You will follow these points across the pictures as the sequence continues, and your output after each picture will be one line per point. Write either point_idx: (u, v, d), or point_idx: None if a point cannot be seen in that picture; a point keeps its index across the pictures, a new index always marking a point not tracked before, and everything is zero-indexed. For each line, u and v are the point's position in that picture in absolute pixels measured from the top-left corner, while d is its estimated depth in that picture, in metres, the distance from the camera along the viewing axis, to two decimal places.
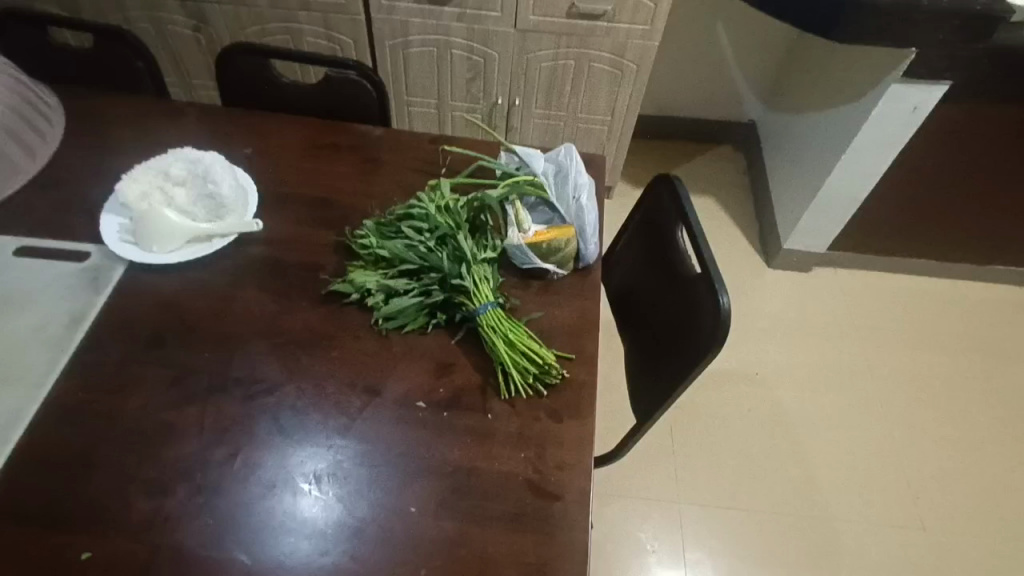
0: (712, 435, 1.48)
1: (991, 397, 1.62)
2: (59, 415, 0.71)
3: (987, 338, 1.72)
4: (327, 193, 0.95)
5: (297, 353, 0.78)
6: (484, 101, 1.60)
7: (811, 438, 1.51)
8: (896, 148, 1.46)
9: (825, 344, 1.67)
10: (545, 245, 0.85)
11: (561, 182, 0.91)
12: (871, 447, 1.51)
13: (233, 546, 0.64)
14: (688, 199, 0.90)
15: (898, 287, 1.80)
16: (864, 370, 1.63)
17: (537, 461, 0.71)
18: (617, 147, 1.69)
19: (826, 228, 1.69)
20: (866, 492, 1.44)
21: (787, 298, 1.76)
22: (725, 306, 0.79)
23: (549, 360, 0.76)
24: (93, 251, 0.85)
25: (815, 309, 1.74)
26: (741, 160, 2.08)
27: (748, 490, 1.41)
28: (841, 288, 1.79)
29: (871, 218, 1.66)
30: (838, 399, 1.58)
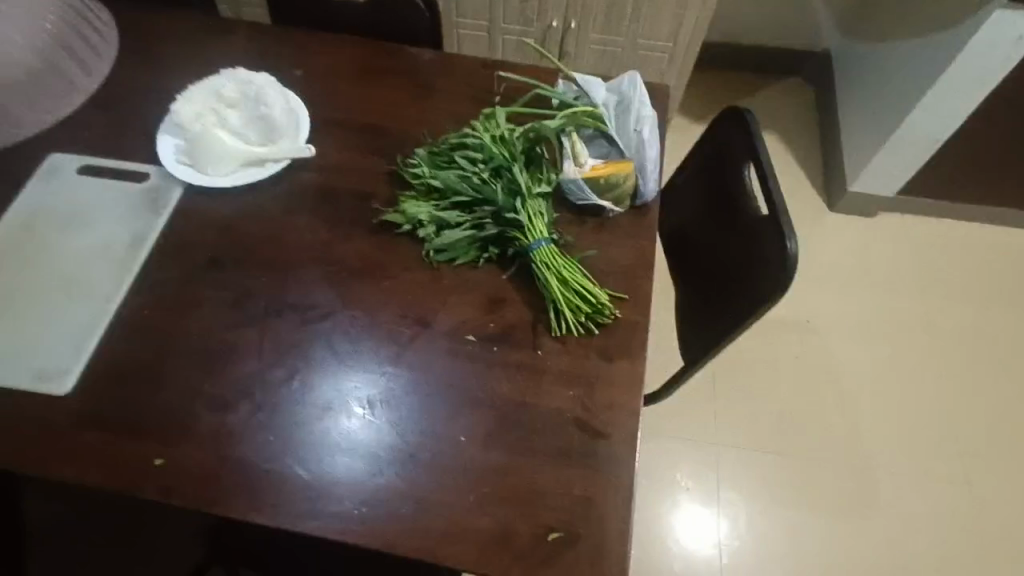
0: (755, 381, 1.46)
1: None
2: (127, 330, 0.75)
3: None
4: (378, 120, 0.93)
5: (350, 282, 0.79)
6: (538, 24, 1.51)
7: (858, 390, 1.47)
8: (992, 83, 1.34)
9: (883, 295, 1.60)
10: (602, 180, 0.81)
11: (622, 114, 0.86)
12: (922, 402, 1.46)
13: (293, 461, 0.67)
14: (759, 135, 0.85)
15: (971, 237, 1.69)
16: (923, 323, 1.56)
17: (586, 399, 0.71)
18: (677, 76, 1.59)
19: (899, 170, 1.58)
20: (911, 445, 1.41)
21: (847, 244, 1.67)
22: (793, 251, 0.76)
23: (602, 299, 0.74)
24: (152, 172, 0.86)
25: (877, 257, 1.65)
26: (810, 95, 1.94)
27: (788, 437, 1.40)
28: (907, 237, 1.69)
29: (950, 162, 1.54)
30: (892, 352, 1.52)
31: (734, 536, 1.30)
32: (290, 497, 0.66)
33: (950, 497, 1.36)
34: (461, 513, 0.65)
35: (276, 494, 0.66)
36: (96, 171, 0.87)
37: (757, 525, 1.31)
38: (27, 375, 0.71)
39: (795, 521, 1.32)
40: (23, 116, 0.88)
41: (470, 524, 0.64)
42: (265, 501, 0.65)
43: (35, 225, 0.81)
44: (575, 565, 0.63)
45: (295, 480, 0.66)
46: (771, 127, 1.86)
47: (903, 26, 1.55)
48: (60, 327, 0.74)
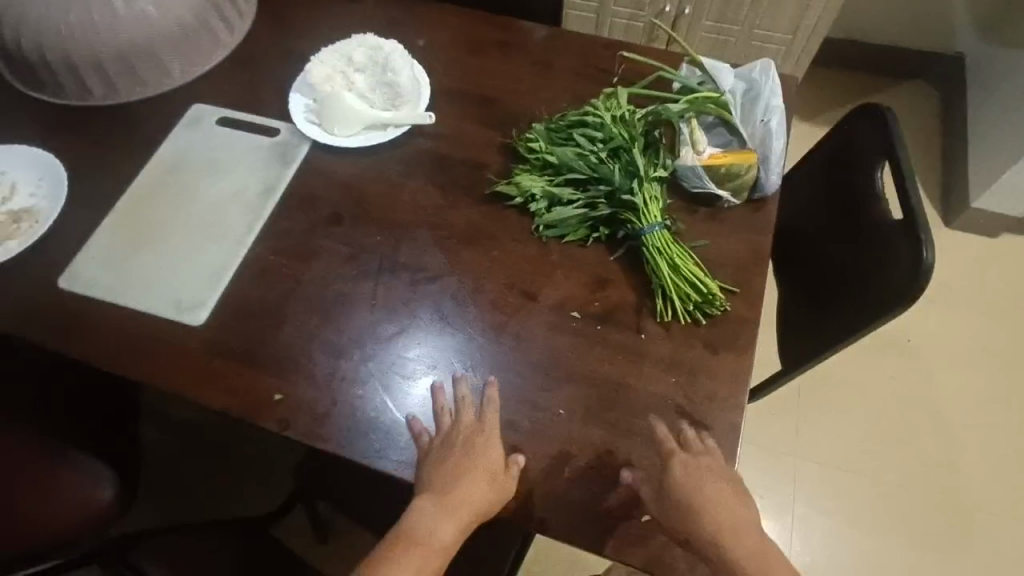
0: (844, 397, 1.39)
1: None
2: (254, 272, 0.80)
3: None
4: (495, 93, 0.94)
5: (460, 248, 0.81)
6: (649, 8, 1.47)
7: (958, 419, 1.37)
8: None
9: (999, 322, 1.47)
10: (723, 169, 0.79)
11: (748, 103, 0.84)
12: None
13: (451, 422, 0.69)
14: (898, 134, 0.79)
15: None
16: None
17: (688, 387, 0.70)
18: (793, 69, 1.51)
19: None
20: (1014, 486, 1.31)
21: (964, 264, 1.55)
22: (929, 262, 0.71)
23: (714, 289, 0.73)
24: (282, 128, 0.91)
25: (996, 280, 1.53)
26: (935, 100, 1.79)
27: (878, 460, 1.33)
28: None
29: None
30: (1005, 385, 1.41)
31: (807, 552, 1.25)
32: (475, 476, 0.65)
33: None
34: (555, 483, 0.66)
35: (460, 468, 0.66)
36: (233, 124, 0.93)
37: (834, 545, 1.26)
38: (169, 306, 0.78)
39: (875, 549, 1.26)
40: (172, 67, 0.93)
41: (566, 496, 0.66)
42: (373, 447, 0.69)
43: (179, 169, 0.88)
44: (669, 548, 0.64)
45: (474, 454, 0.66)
46: None
47: None
48: (198, 266, 0.80)
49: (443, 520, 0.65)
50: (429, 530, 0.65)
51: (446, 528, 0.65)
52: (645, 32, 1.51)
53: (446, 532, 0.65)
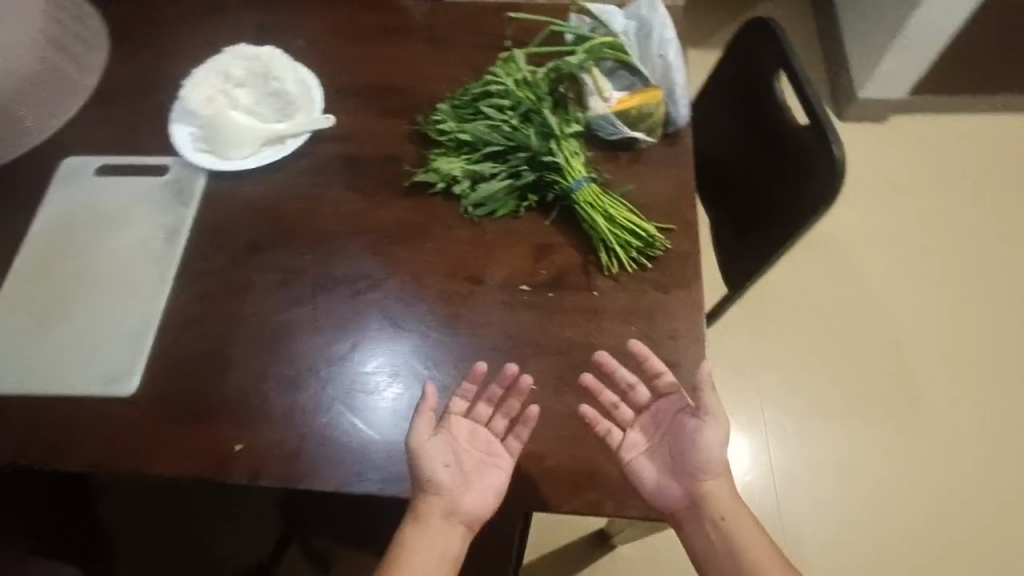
0: (786, 300, 1.47)
1: None
2: (180, 322, 0.74)
3: None
4: (390, 80, 0.90)
5: (394, 247, 0.78)
6: None
7: (888, 296, 1.47)
8: None
9: (903, 199, 1.58)
10: (633, 112, 0.80)
11: (643, 41, 0.84)
12: (957, 303, 1.46)
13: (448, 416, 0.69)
14: (787, 43, 0.82)
15: (984, 129, 1.66)
16: (947, 223, 1.55)
17: (649, 332, 0.71)
18: None
19: (909, 69, 1.55)
20: (947, 343, 1.42)
21: (864, 154, 1.64)
22: (839, 157, 0.74)
23: (652, 231, 0.74)
24: (171, 163, 0.84)
25: (893, 160, 1.63)
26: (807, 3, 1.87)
27: (826, 350, 1.42)
28: (926, 139, 1.65)
29: (959, 51, 1.51)
30: (921, 256, 1.51)
31: (783, 452, 1.33)
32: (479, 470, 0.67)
33: (997, 391, 1.38)
34: (545, 457, 0.66)
35: (455, 462, 0.67)
36: (116, 170, 0.84)
37: (805, 439, 1.34)
38: (95, 382, 0.71)
39: (841, 434, 1.34)
40: (27, 123, 0.85)
41: (557, 465, 0.66)
42: (352, 470, 0.66)
43: (69, 232, 0.80)
44: None
45: (473, 447, 0.69)
46: None
47: None
48: (117, 330, 0.74)
49: (448, 525, 0.66)
50: (434, 544, 0.65)
51: (457, 532, 0.66)
52: None
53: (463, 536, 0.66)
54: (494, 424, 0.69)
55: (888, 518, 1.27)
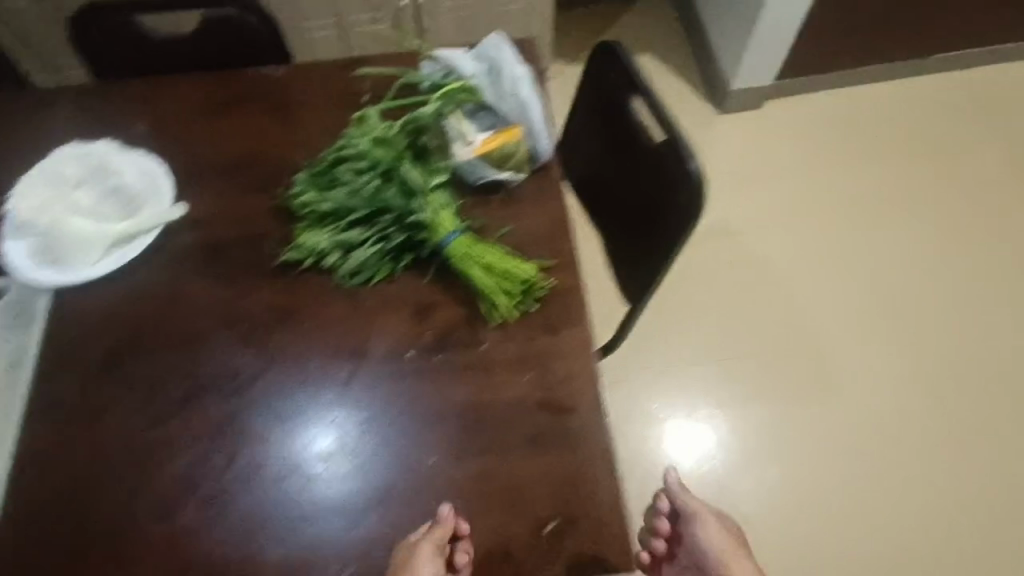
0: (699, 296, 1.50)
1: (950, 188, 1.64)
2: (33, 464, 0.67)
3: (937, 131, 1.72)
4: (246, 153, 0.85)
5: (267, 334, 0.73)
6: (385, 10, 1.49)
7: (793, 274, 1.53)
8: None
9: (790, 179, 1.66)
10: (496, 153, 0.79)
11: (496, 80, 0.83)
12: (856, 269, 1.53)
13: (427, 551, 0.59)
14: (634, 65, 0.83)
15: (850, 102, 1.76)
16: (834, 195, 1.63)
17: (543, 378, 0.69)
18: (540, 22, 1.60)
19: (772, 57, 1.64)
20: (853, 309, 1.49)
21: (750, 142, 1.72)
22: (697, 172, 0.76)
23: (532, 274, 0.72)
24: (6, 285, 0.76)
25: (774, 144, 1.71)
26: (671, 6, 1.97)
27: (744, 338, 1.45)
28: (804, 119, 1.75)
29: (811, 35, 1.61)
30: (817, 231, 1.58)
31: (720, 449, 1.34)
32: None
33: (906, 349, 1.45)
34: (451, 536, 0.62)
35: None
36: None
37: (738, 427, 1.36)
38: None
39: (770, 418, 1.37)
40: None
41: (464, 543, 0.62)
42: None
43: None
44: (580, 548, 0.62)
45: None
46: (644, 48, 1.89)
47: None
48: None
49: None
50: None
51: None
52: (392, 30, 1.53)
53: None
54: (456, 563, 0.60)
55: (830, 489, 1.31)
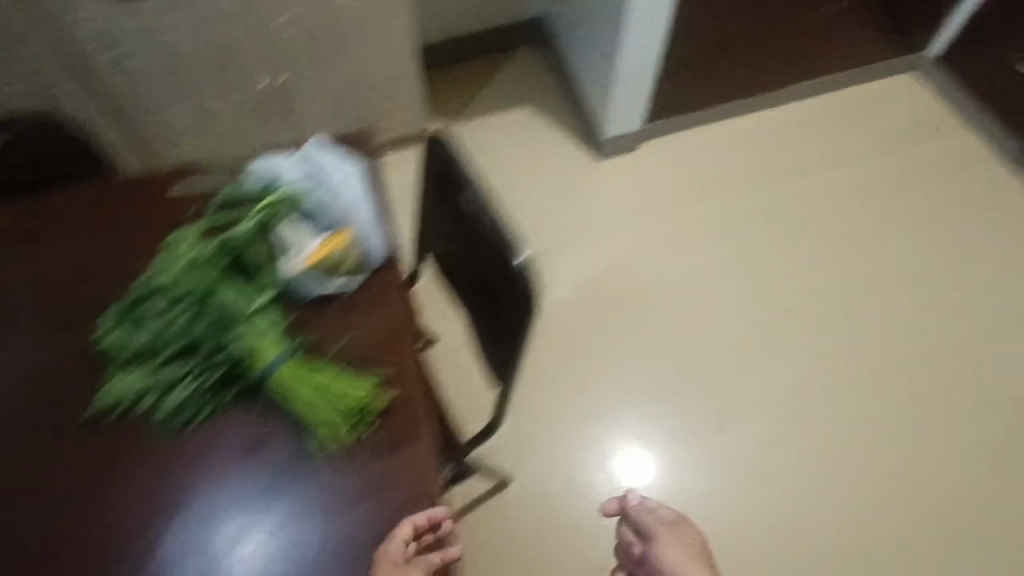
0: (591, 339, 1.66)
1: (805, 209, 1.83)
2: None
3: (791, 156, 1.89)
4: (81, 282, 0.84)
5: (96, 492, 0.73)
6: (246, 91, 1.58)
7: (670, 306, 1.70)
8: (666, 8, 1.51)
9: (665, 217, 1.82)
10: (323, 264, 0.76)
11: (321, 184, 0.81)
12: (725, 294, 1.72)
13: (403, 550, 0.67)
14: (457, 163, 0.85)
15: (716, 138, 1.92)
16: (705, 228, 1.80)
17: (374, 503, 0.70)
18: (407, 84, 1.72)
19: (636, 104, 1.76)
20: (726, 331, 1.67)
21: (623, 185, 1.87)
22: (523, 265, 0.75)
23: (360, 395, 0.71)
24: None
25: (649, 186, 1.86)
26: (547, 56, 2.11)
27: (630, 374, 1.63)
28: (670, 158, 1.90)
29: (665, 82, 1.74)
30: (690, 262, 1.76)
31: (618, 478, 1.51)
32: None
33: (765, 360, 1.65)
34: None
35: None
36: None
37: (624, 453, 1.54)
38: None
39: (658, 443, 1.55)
40: None
41: None
42: None
43: None
44: None
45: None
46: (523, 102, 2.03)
47: None
48: None
49: None
50: None
51: None
52: (257, 108, 1.63)
53: None
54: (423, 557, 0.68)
55: (711, 499, 1.50)
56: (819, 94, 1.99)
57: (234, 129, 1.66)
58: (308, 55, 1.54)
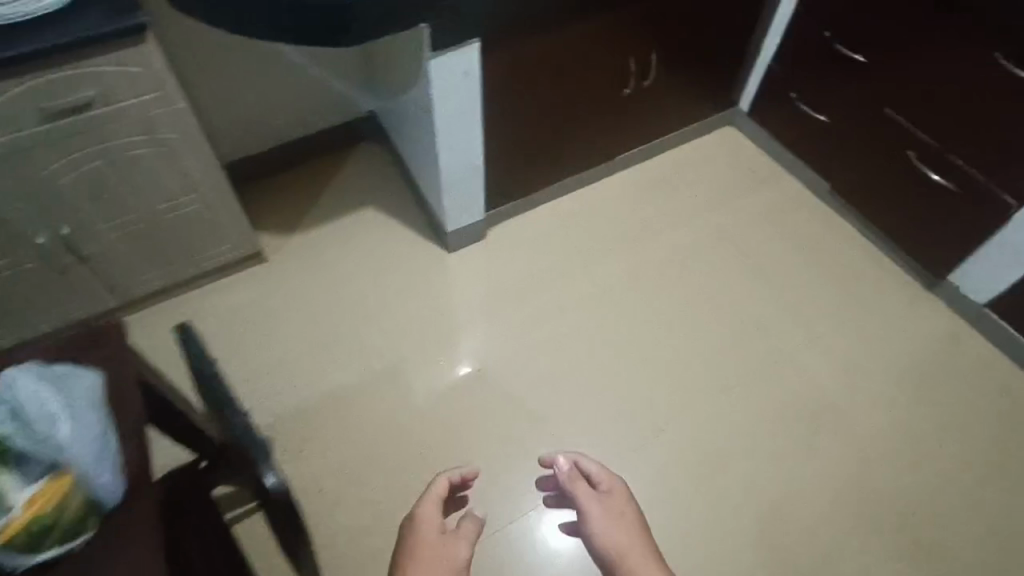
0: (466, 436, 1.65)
1: (648, 272, 1.95)
2: None
3: (628, 224, 2.03)
4: None
5: None
6: (23, 249, 1.41)
7: (537, 390, 1.73)
8: (475, 113, 1.52)
9: (520, 302, 1.88)
10: (29, 530, 0.61)
11: (22, 422, 0.67)
12: (587, 369, 1.78)
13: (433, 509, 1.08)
14: (202, 368, 0.81)
15: (554, 217, 2.03)
16: (559, 305, 1.88)
17: None
18: (224, 211, 1.62)
19: (470, 199, 1.77)
20: (593, 404, 1.72)
21: (474, 277, 1.91)
22: (275, 485, 0.74)
23: None
24: None
25: (502, 274, 1.92)
26: (382, 149, 2.12)
27: (508, 465, 1.62)
28: (516, 243, 1.98)
29: (497, 174, 1.76)
30: (551, 342, 1.81)
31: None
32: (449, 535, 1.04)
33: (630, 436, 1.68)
34: None
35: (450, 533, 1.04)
36: None
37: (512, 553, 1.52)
38: None
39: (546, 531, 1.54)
40: None
41: None
42: None
43: None
44: None
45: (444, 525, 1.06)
46: (365, 201, 2.01)
47: (397, 84, 1.69)
48: None
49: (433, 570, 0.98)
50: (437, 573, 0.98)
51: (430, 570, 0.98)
52: (43, 265, 1.46)
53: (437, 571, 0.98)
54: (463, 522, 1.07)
55: None
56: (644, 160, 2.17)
57: (18, 288, 1.48)
58: (102, 204, 1.44)
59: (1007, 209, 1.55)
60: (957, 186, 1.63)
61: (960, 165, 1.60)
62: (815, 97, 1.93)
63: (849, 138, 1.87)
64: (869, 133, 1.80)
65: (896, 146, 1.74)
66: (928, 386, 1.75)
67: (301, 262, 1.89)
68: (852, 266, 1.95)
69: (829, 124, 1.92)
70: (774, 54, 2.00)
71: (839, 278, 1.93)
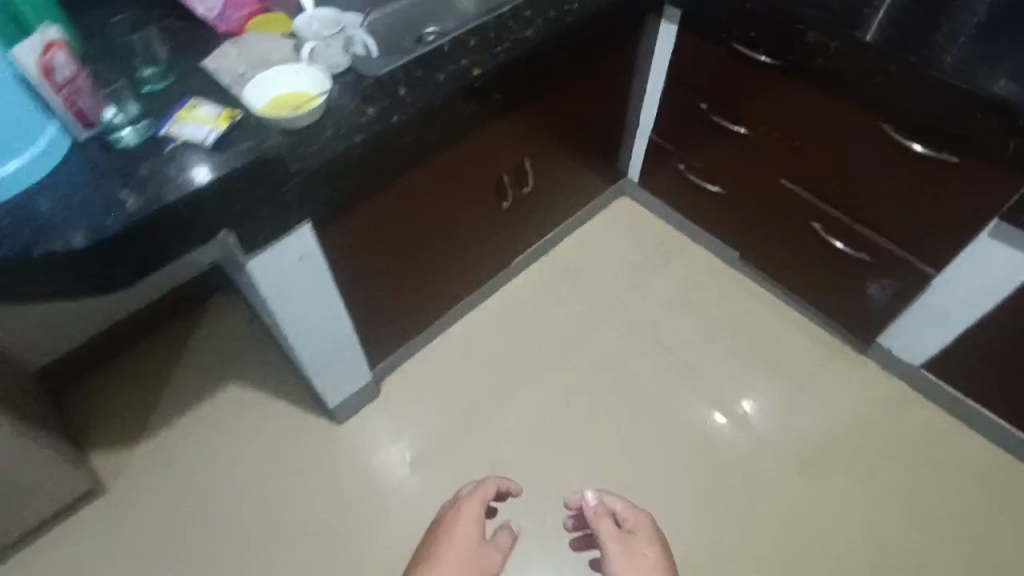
0: None
1: (571, 389, 1.76)
2: None
3: (539, 338, 1.85)
4: None
5: None
6: None
7: None
8: (327, 292, 1.23)
9: (437, 460, 1.62)
10: None
11: None
12: (529, 526, 1.55)
13: (476, 508, 1.26)
14: None
15: (454, 349, 1.82)
16: (482, 453, 1.64)
17: None
18: (27, 463, 1.27)
19: (351, 369, 1.49)
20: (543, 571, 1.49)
21: (375, 447, 1.63)
22: None
23: None
24: None
25: (410, 431, 1.66)
26: (241, 304, 1.81)
27: None
28: (418, 389, 1.74)
29: (378, 331, 1.50)
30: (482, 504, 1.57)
31: None
32: (468, 512, 1.25)
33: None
34: None
35: (495, 541, 1.23)
36: None
37: None
38: None
39: None
40: None
41: None
42: None
43: None
44: None
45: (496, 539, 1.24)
46: (230, 376, 1.69)
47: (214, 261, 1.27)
48: None
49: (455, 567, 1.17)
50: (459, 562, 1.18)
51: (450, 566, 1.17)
52: None
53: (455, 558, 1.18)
54: (503, 535, 1.25)
55: None
56: (541, 256, 2.00)
57: None
58: None
59: (925, 275, 1.44)
60: (870, 253, 1.52)
61: (866, 236, 1.49)
62: (702, 168, 1.80)
63: (748, 209, 1.75)
64: (765, 204, 1.69)
65: (798, 216, 1.62)
66: (883, 461, 1.64)
67: (154, 481, 1.54)
68: (778, 338, 1.84)
69: (723, 195, 1.79)
70: (652, 125, 1.86)
71: (767, 354, 1.82)
